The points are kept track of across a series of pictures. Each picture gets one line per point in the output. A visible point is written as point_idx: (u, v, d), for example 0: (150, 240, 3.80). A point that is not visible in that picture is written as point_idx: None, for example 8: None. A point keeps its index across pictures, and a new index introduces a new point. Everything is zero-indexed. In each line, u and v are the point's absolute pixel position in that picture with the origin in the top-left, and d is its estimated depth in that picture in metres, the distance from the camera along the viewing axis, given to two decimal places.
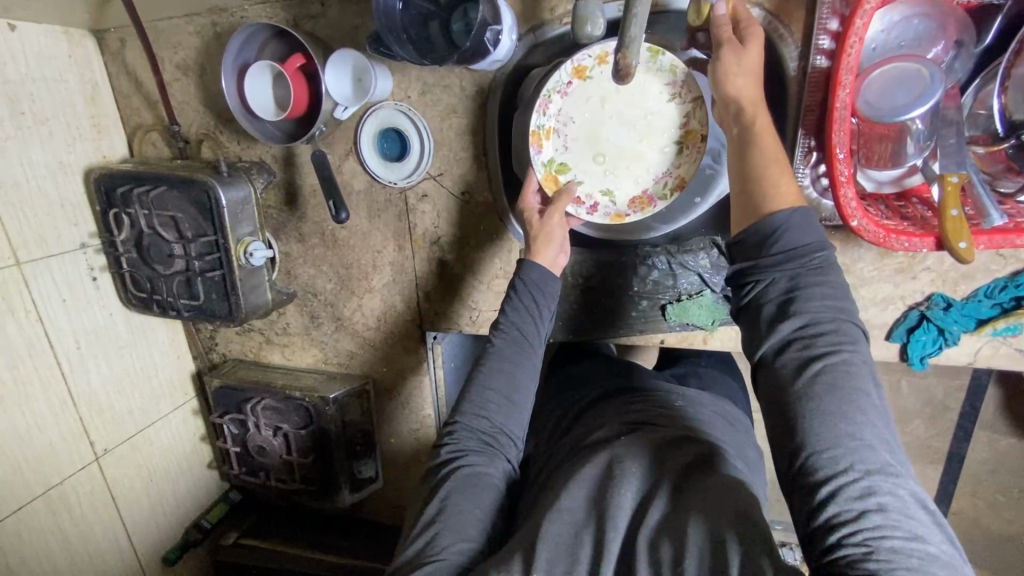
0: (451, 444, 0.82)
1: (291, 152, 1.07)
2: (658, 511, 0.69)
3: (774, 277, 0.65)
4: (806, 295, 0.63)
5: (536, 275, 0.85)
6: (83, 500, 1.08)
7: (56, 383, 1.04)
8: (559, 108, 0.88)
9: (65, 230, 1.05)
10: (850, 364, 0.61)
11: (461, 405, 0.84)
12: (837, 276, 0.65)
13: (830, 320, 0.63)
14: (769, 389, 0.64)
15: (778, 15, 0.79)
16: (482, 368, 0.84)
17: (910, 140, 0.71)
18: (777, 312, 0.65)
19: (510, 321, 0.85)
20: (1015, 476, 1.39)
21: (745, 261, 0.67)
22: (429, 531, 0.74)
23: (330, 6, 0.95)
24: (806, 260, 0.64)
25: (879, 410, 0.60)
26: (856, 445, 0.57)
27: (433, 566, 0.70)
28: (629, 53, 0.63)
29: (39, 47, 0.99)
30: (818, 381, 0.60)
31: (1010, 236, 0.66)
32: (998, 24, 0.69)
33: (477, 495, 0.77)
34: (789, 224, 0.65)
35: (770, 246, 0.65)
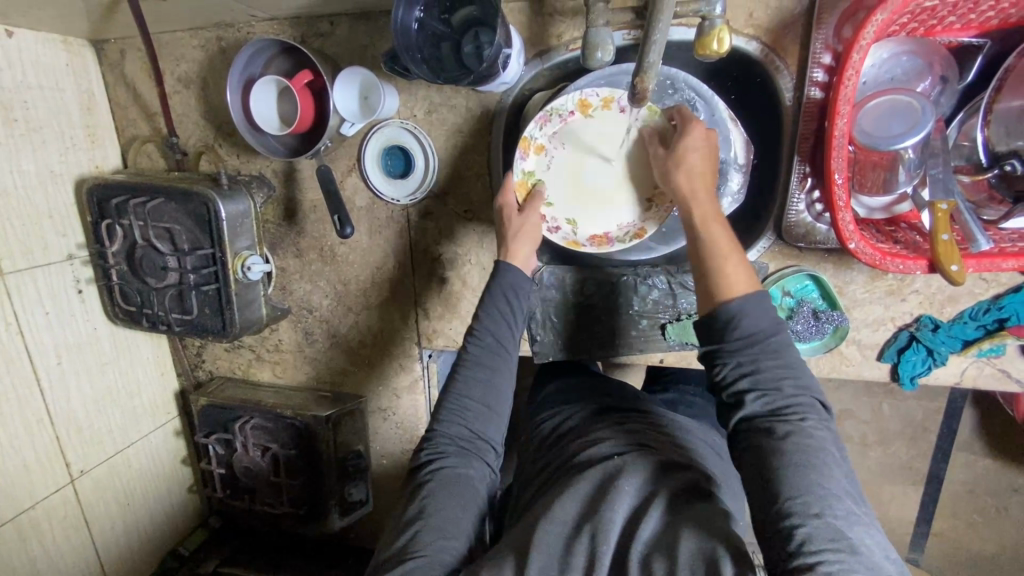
0: (429, 449, 0.80)
1: (293, 166, 1.06)
2: (651, 528, 0.68)
3: (739, 362, 0.69)
4: (769, 374, 0.68)
5: (508, 276, 0.84)
6: (56, 526, 1.02)
7: (33, 399, 0.99)
8: (555, 129, 0.89)
9: (53, 241, 1.02)
10: (812, 430, 0.65)
11: (441, 411, 0.83)
12: (794, 350, 0.70)
13: (794, 392, 0.68)
14: (750, 461, 0.66)
15: (774, 49, 0.83)
16: (458, 372, 0.84)
17: (901, 169, 0.75)
18: (742, 391, 0.69)
19: (484, 327, 0.83)
20: (991, 497, 1.43)
21: (710, 345, 0.72)
22: (411, 530, 0.72)
23: (339, 25, 0.97)
24: (767, 344, 0.69)
25: (844, 467, 0.64)
26: (825, 498, 0.60)
27: (420, 560, 0.69)
28: (646, 77, 0.64)
29: (37, 55, 0.98)
30: (788, 445, 0.64)
31: (996, 260, 0.70)
32: (980, 62, 0.75)
33: (459, 494, 0.76)
34: (749, 312, 0.69)
35: (733, 331, 0.69)
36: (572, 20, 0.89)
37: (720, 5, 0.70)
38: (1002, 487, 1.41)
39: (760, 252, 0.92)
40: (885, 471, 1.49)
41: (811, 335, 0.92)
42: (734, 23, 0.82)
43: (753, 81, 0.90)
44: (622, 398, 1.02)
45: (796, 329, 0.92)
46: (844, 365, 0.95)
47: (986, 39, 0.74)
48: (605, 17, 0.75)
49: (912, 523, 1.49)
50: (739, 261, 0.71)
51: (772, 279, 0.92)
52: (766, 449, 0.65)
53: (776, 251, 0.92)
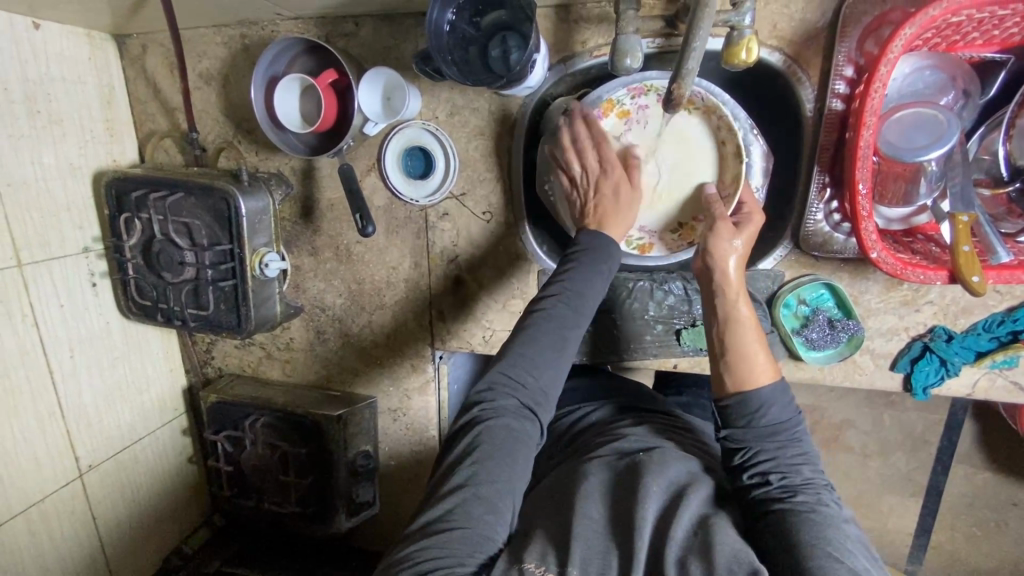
0: (488, 404, 0.78)
1: (311, 165, 1.06)
2: (685, 527, 0.68)
3: (762, 446, 0.76)
4: (788, 457, 0.75)
5: (596, 243, 0.86)
6: (63, 520, 1.01)
7: (46, 393, 0.98)
8: (646, 103, 0.91)
9: (70, 233, 1.01)
10: (830, 507, 0.70)
11: (504, 359, 0.81)
12: (809, 443, 0.77)
13: (811, 476, 0.74)
14: (772, 526, 0.69)
15: (796, 60, 0.84)
16: (531, 325, 0.83)
17: (923, 181, 0.76)
18: (763, 472, 0.75)
19: (564, 286, 0.84)
20: (990, 510, 1.44)
21: (733, 429, 0.78)
22: (459, 493, 0.71)
23: (363, 26, 0.98)
24: (787, 434, 0.76)
25: (863, 542, 0.67)
26: (848, 556, 0.63)
27: (463, 531, 0.68)
28: (684, 83, 0.65)
29: (61, 48, 0.98)
30: (807, 515, 0.68)
31: (1015, 273, 0.71)
32: (1002, 77, 0.77)
33: (514, 454, 0.75)
34: (773, 400, 0.76)
35: (757, 416, 0.76)
36: (597, 28, 0.90)
37: (749, 16, 0.72)
38: (1001, 500, 1.43)
39: (777, 260, 0.93)
40: (887, 483, 1.50)
41: (827, 343, 0.93)
42: (758, 34, 0.83)
43: (774, 91, 0.91)
44: (637, 399, 1.03)
45: (811, 337, 0.93)
46: (857, 374, 0.96)
47: (1009, 55, 0.76)
48: (634, 24, 0.76)
49: (912, 534, 1.50)
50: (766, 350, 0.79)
51: (788, 287, 0.93)
52: (788, 514, 0.69)
53: (792, 260, 0.93)
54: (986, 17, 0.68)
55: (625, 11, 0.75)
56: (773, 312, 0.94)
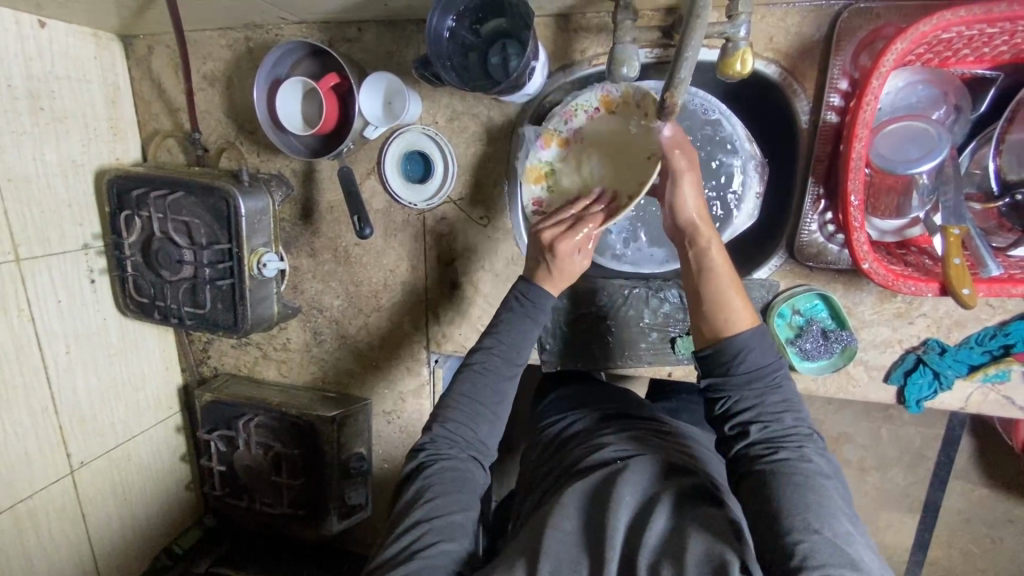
0: (430, 450, 0.82)
1: (312, 167, 1.07)
2: (657, 532, 0.68)
3: (742, 392, 0.75)
4: (769, 405, 0.74)
5: (530, 294, 0.85)
6: (52, 516, 1.01)
7: (39, 388, 0.98)
8: (579, 122, 0.91)
9: (70, 229, 1.02)
10: (810, 458, 0.70)
11: (442, 411, 0.84)
12: (793, 387, 0.76)
13: (792, 423, 0.73)
14: (752, 491, 0.69)
15: (792, 72, 0.85)
16: (466, 373, 0.85)
17: (915, 194, 0.78)
18: (744, 422, 0.74)
19: (497, 333, 0.85)
20: (985, 527, 1.43)
21: (712, 379, 0.77)
22: (414, 532, 0.73)
23: (366, 32, 0.99)
24: (768, 379, 0.74)
25: (841, 492, 0.68)
26: (824, 516, 0.64)
27: (420, 562, 0.69)
28: (677, 92, 0.66)
29: (67, 47, 0.99)
30: (785, 469, 0.68)
31: (1006, 286, 0.71)
32: (992, 94, 0.79)
33: (461, 496, 0.77)
34: (751, 346, 0.75)
35: (738, 363, 0.74)
36: (596, 37, 0.91)
37: (744, 28, 0.72)
38: (998, 517, 1.42)
39: (771, 270, 0.94)
40: (883, 498, 1.49)
41: (820, 354, 0.93)
42: (755, 46, 0.84)
43: (771, 103, 0.92)
44: (630, 406, 1.02)
45: (804, 347, 0.93)
46: (851, 385, 0.96)
47: (999, 72, 0.78)
48: (631, 34, 0.78)
49: (908, 550, 1.48)
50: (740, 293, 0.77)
51: (782, 297, 0.93)
52: (767, 474, 0.69)
53: (787, 270, 0.93)
54: (977, 35, 0.69)
55: (623, 21, 0.76)
56: (767, 322, 0.94)
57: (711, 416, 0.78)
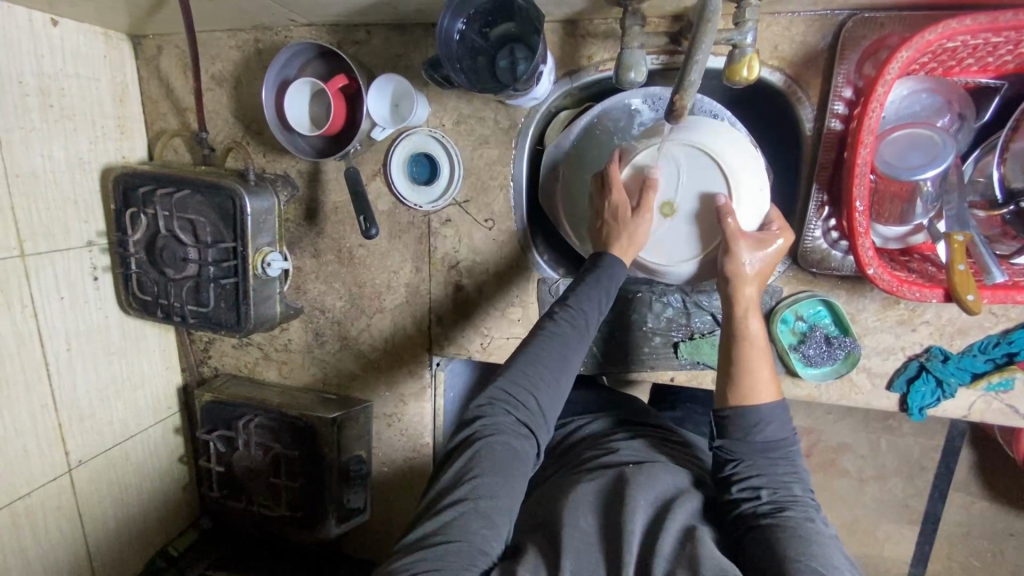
0: (489, 418, 0.79)
1: (317, 168, 1.08)
2: (671, 539, 0.68)
3: (754, 460, 0.76)
4: (779, 475, 0.75)
5: (605, 268, 0.82)
6: (49, 515, 1.00)
7: (40, 384, 0.98)
8: None
9: (75, 226, 1.02)
10: (820, 530, 0.69)
11: (505, 375, 0.81)
12: (801, 466, 0.77)
13: (801, 494, 0.74)
14: (755, 538, 0.69)
15: (797, 80, 0.85)
16: (532, 342, 0.82)
17: (919, 201, 0.78)
18: (753, 486, 0.75)
19: (572, 304, 0.83)
20: (986, 540, 1.42)
21: (726, 440, 0.78)
22: (462, 504, 0.71)
23: (374, 35, 1.00)
24: (781, 451, 0.76)
25: (850, 567, 0.67)
26: (836, 574, 0.63)
27: (459, 544, 0.68)
28: (686, 95, 0.66)
29: (78, 45, 1.00)
30: (794, 532, 0.68)
31: (1011, 292, 0.71)
32: (996, 102, 0.80)
33: (511, 477, 0.75)
34: (767, 416, 0.77)
35: (753, 430, 0.77)
36: (603, 43, 0.92)
37: (751, 35, 0.73)
38: (998, 530, 1.41)
39: (775, 275, 0.94)
40: (883, 510, 1.48)
41: (823, 360, 0.93)
42: (760, 54, 0.85)
43: (776, 110, 0.93)
44: (634, 411, 1.02)
45: (807, 353, 0.93)
46: (854, 393, 0.96)
47: (1003, 81, 0.79)
48: (639, 40, 0.78)
49: (908, 563, 1.47)
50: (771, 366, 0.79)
51: (785, 303, 0.93)
52: (773, 526, 0.69)
53: (790, 276, 0.93)
54: (981, 44, 0.70)
55: (631, 26, 0.78)
56: (770, 327, 0.94)
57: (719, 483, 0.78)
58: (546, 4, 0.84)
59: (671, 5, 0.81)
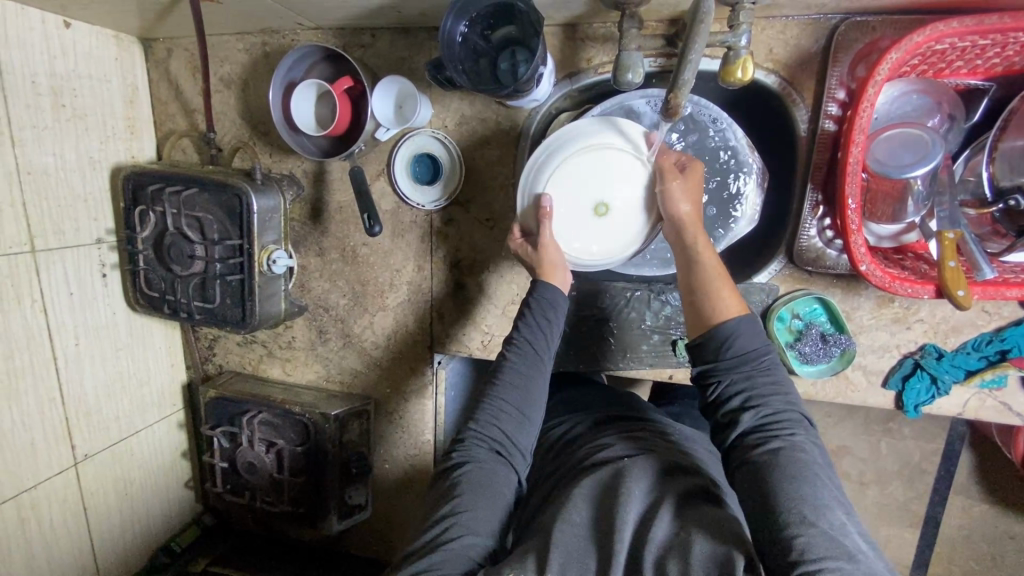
0: (460, 452, 0.82)
1: (323, 168, 1.10)
2: (665, 530, 0.69)
3: (731, 378, 0.75)
4: (760, 390, 0.73)
5: (554, 298, 0.88)
6: (54, 508, 1.01)
7: (48, 378, 1.00)
8: None
9: (84, 223, 1.04)
10: (801, 446, 0.70)
11: (473, 416, 0.84)
12: (783, 371, 0.76)
13: (783, 407, 0.73)
14: (746, 484, 0.69)
15: (792, 83, 0.88)
16: (493, 379, 0.86)
17: (910, 201, 0.80)
18: (736, 408, 0.74)
19: (522, 337, 0.88)
20: (986, 543, 1.42)
21: (703, 364, 0.77)
22: (441, 527, 0.74)
23: (379, 39, 1.03)
24: (756, 363, 0.75)
25: (833, 479, 0.68)
26: (818, 506, 0.64)
27: (444, 554, 0.71)
28: (679, 94, 0.68)
29: (90, 47, 1.03)
30: (777, 459, 0.68)
31: (1001, 289, 0.73)
32: (985, 104, 0.82)
33: (490, 497, 0.78)
34: (739, 331, 0.75)
35: (726, 351, 0.75)
36: (602, 47, 0.95)
37: (745, 37, 0.75)
38: (998, 533, 1.41)
39: (771, 274, 0.95)
40: (883, 512, 1.48)
41: (820, 358, 0.94)
42: (755, 57, 0.87)
43: (771, 112, 0.95)
44: (634, 408, 1.03)
45: (805, 351, 0.94)
46: (850, 390, 0.97)
47: (992, 83, 0.81)
48: (636, 42, 0.81)
49: (908, 566, 1.47)
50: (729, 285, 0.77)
51: (782, 300, 0.94)
52: (762, 463, 0.69)
53: (786, 275, 0.95)
54: (969, 46, 0.72)
55: (629, 29, 0.79)
56: (767, 325, 0.95)
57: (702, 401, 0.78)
58: (546, 7, 0.86)
59: (667, 9, 0.83)
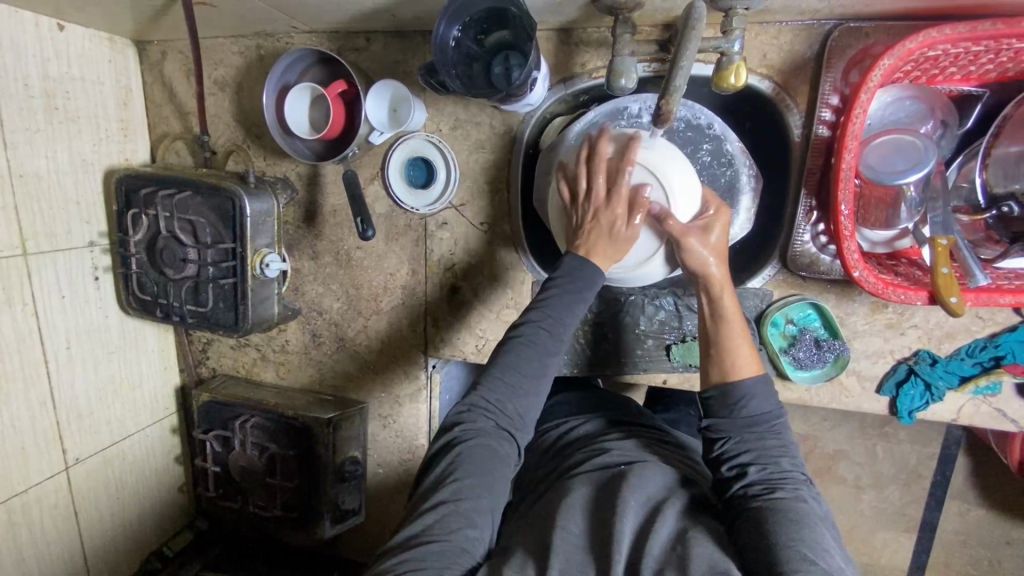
0: (466, 424, 0.81)
1: (317, 171, 1.10)
2: (662, 541, 0.68)
3: (741, 436, 0.77)
4: (769, 449, 0.75)
5: (576, 267, 0.83)
6: (44, 513, 1.01)
7: (39, 382, 0.99)
8: None
9: (77, 226, 1.04)
10: (808, 504, 0.70)
11: (483, 384, 0.82)
12: (791, 436, 0.78)
13: (790, 467, 0.74)
14: (744, 525, 0.69)
15: (785, 88, 0.88)
16: (507, 350, 0.83)
17: (903, 207, 0.80)
18: (743, 463, 0.76)
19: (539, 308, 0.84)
20: (982, 548, 1.42)
21: (714, 419, 0.79)
22: (437, 511, 0.73)
23: (374, 42, 1.02)
24: (768, 425, 0.77)
25: (836, 540, 0.69)
26: (820, 553, 0.64)
27: (440, 545, 0.70)
28: (672, 99, 0.68)
29: (83, 50, 1.02)
30: (783, 509, 0.69)
31: (993, 295, 0.73)
32: (978, 110, 0.82)
33: (490, 477, 0.77)
34: (753, 392, 0.78)
35: (739, 409, 0.77)
36: (596, 51, 0.94)
37: (738, 43, 0.75)
38: (995, 538, 1.41)
39: (765, 279, 0.95)
40: (879, 517, 1.48)
41: (813, 363, 0.94)
42: (748, 62, 0.87)
43: (766, 116, 0.95)
44: (629, 413, 1.03)
45: (798, 356, 0.94)
46: (844, 396, 0.97)
47: (985, 89, 0.81)
48: (630, 48, 0.80)
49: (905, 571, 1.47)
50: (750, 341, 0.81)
51: (776, 306, 0.94)
52: (764, 508, 0.69)
53: (780, 280, 0.95)
54: (961, 53, 0.72)
55: (622, 34, 0.79)
56: (761, 330, 0.95)
57: (709, 457, 0.80)
58: (540, 12, 0.86)
59: (660, 14, 0.83)
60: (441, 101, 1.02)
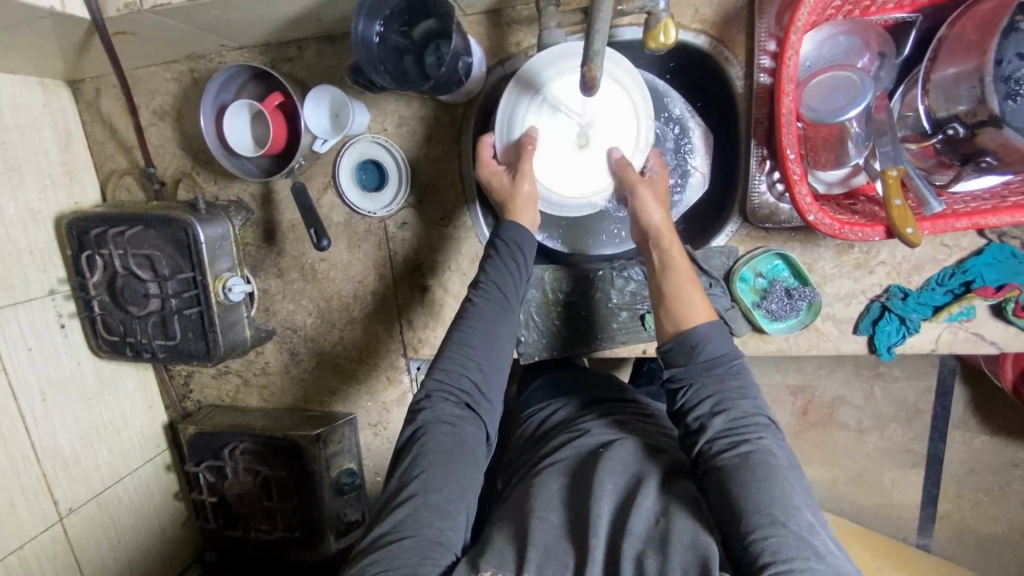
0: (427, 409, 0.80)
1: (269, 189, 1.09)
2: (643, 520, 0.67)
3: (702, 384, 0.76)
4: (730, 395, 0.74)
5: (517, 237, 0.86)
6: (43, 566, 1.01)
7: (18, 436, 0.98)
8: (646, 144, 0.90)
9: (34, 276, 1.02)
10: (773, 453, 0.69)
11: (439, 367, 0.82)
12: (751, 377, 0.77)
13: (752, 412, 0.74)
14: (712, 489, 0.68)
15: (722, 40, 0.87)
16: (462, 326, 0.83)
17: (850, 143, 0.79)
18: (705, 414, 0.75)
19: (490, 279, 0.85)
20: (992, 474, 1.42)
21: (674, 369, 0.78)
22: (407, 506, 0.72)
23: (306, 49, 1.01)
24: (728, 367, 0.76)
25: (803, 483, 0.69)
26: (789, 509, 0.64)
27: (412, 541, 0.69)
28: (594, 66, 0.67)
29: (14, 96, 1.00)
30: (748, 463, 0.68)
31: (950, 221, 0.72)
32: (913, 36, 0.82)
33: (458, 462, 0.76)
34: (709, 336, 0.77)
35: (694, 355, 0.76)
36: (528, 28, 0.93)
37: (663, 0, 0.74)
38: (1003, 462, 1.42)
39: (729, 236, 0.95)
40: (885, 457, 1.48)
41: (786, 313, 0.93)
42: (680, 19, 0.86)
43: (707, 73, 0.94)
44: (612, 387, 1.03)
45: (771, 308, 0.93)
46: (822, 341, 0.96)
47: (917, 14, 0.81)
48: (556, 20, 0.83)
49: (918, 507, 1.47)
50: (700, 289, 0.81)
51: (743, 261, 0.93)
52: (729, 464, 0.69)
53: (743, 235, 0.94)
54: None
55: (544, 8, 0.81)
56: (731, 288, 0.94)
57: (672, 408, 0.78)
58: None
59: None
60: (382, 100, 1.01)
